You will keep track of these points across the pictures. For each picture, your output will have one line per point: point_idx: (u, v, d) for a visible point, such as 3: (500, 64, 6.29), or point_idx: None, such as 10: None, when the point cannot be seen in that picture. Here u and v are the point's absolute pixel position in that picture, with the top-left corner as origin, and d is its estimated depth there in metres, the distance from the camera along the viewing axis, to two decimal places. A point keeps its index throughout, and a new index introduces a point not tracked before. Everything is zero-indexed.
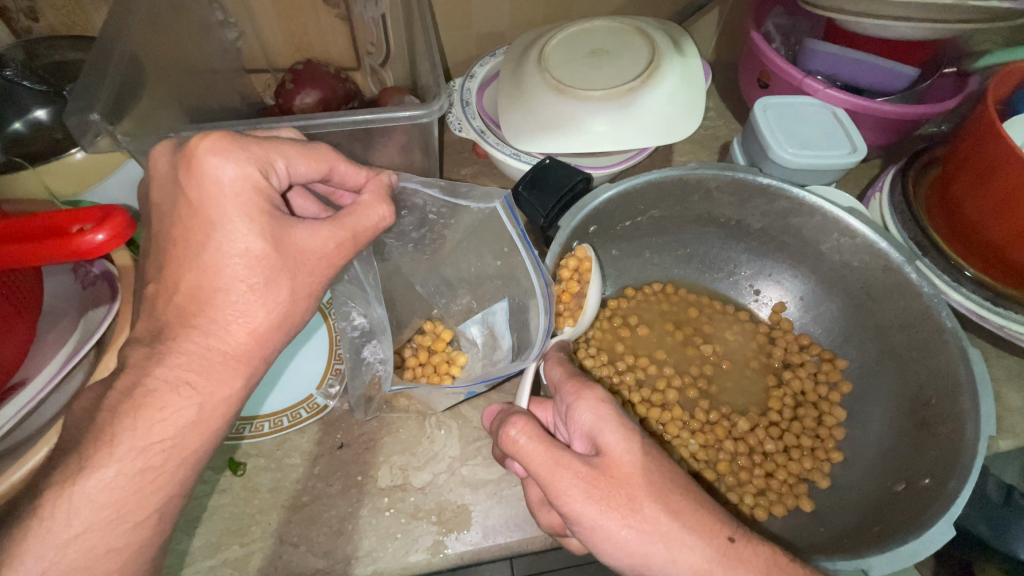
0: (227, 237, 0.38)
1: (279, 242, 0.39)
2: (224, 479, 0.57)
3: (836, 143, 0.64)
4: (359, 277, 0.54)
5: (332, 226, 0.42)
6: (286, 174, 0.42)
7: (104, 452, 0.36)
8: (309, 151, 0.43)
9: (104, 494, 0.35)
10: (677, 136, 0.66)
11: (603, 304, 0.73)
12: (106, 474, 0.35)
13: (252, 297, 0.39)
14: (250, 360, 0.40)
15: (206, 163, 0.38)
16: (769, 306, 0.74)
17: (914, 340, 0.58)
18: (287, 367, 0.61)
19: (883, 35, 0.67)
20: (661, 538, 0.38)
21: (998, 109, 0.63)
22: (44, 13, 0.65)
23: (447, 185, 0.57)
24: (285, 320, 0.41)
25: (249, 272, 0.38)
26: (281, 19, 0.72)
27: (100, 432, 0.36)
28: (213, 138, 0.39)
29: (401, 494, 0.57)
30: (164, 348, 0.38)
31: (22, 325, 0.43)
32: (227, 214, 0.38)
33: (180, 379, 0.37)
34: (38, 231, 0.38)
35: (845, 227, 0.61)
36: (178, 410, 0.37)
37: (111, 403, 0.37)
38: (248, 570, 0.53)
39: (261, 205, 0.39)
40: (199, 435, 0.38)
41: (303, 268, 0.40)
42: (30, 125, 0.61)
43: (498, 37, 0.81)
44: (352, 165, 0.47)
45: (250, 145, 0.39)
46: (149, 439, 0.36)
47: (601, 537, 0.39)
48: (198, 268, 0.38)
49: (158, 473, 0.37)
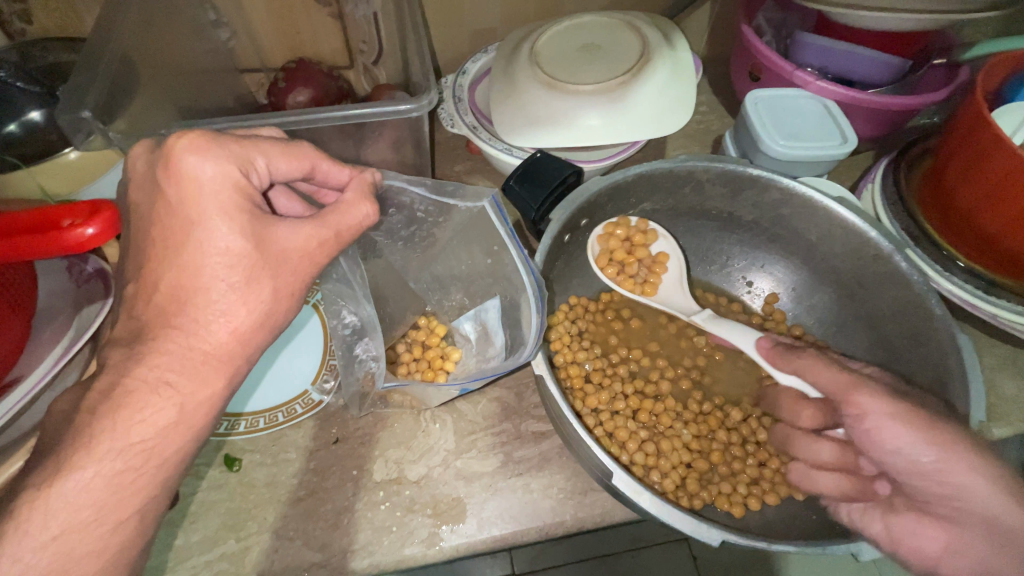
0: (206, 237, 0.38)
1: (259, 239, 0.39)
2: (216, 474, 0.57)
3: (825, 135, 0.65)
4: (347, 276, 0.55)
5: (315, 224, 0.42)
6: (267, 173, 0.42)
7: (84, 454, 0.36)
8: (290, 150, 0.43)
9: (83, 496, 0.35)
10: (672, 127, 0.66)
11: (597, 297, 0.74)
12: (85, 475, 0.35)
13: (233, 296, 0.39)
14: (233, 359, 0.40)
15: (184, 163, 0.38)
16: (762, 297, 0.74)
17: (905, 328, 0.59)
18: (275, 365, 0.62)
19: (868, 26, 0.68)
20: (940, 442, 0.44)
21: (989, 98, 0.64)
22: (37, 15, 0.66)
23: (434, 185, 0.57)
24: (268, 319, 0.41)
25: (229, 271, 0.39)
26: (273, 18, 0.73)
27: (79, 433, 0.36)
28: (190, 139, 0.39)
29: (396, 487, 0.57)
30: (145, 348, 0.38)
31: (17, 321, 0.44)
32: (206, 214, 0.38)
33: (160, 380, 0.38)
34: (25, 227, 0.39)
35: (834, 217, 0.61)
36: (158, 410, 0.37)
37: (91, 404, 0.37)
38: (243, 565, 0.53)
39: (240, 203, 0.39)
40: (181, 435, 0.38)
41: (284, 267, 0.41)
42: (25, 126, 0.59)
43: (490, 34, 0.82)
44: (335, 163, 0.47)
45: (229, 144, 0.40)
46: (129, 440, 0.37)
47: (891, 434, 0.46)
48: (178, 267, 0.38)
49: (138, 474, 0.37)
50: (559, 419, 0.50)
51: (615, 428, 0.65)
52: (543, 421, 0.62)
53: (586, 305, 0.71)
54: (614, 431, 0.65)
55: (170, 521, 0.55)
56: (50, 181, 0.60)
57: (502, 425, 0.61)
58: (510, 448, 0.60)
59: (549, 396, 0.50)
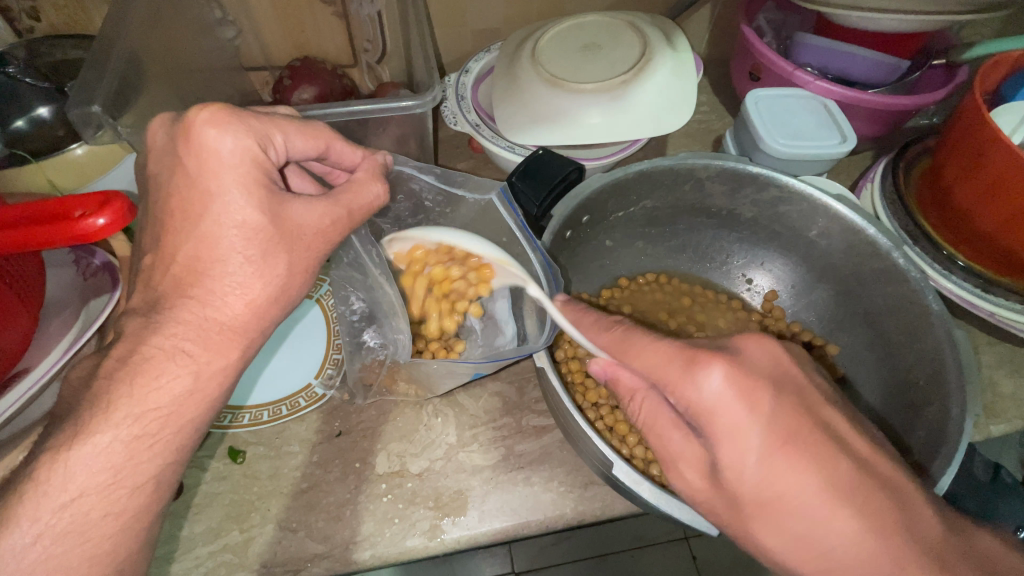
0: (224, 209, 0.39)
1: (275, 216, 0.40)
2: (222, 465, 0.58)
3: (825, 132, 0.65)
4: (362, 254, 0.55)
5: (328, 203, 0.43)
6: (283, 149, 0.42)
7: (101, 418, 0.36)
8: (307, 128, 0.44)
9: (101, 460, 0.36)
10: (668, 128, 0.67)
11: (597, 295, 0.74)
12: (103, 440, 0.36)
13: (249, 269, 0.40)
14: (247, 333, 0.41)
15: (205, 135, 0.39)
16: (762, 295, 0.75)
17: (900, 322, 0.59)
18: (268, 365, 0.63)
19: (870, 27, 0.68)
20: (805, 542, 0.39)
21: (987, 97, 0.65)
22: (46, 14, 0.67)
23: (442, 173, 0.60)
24: (282, 295, 0.42)
25: (247, 244, 0.39)
26: (278, 16, 0.74)
27: (97, 399, 0.37)
28: (211, 110, 0.39)
29: (399, 480, 0.58)
30: (161, 317, 0.39)
31: (25, 314, 0.44)
32: (225, 184, 0.39)
33: (177, 348, 0.38)
34: (40, 215, 0.40)
35: (832, 213, 0.62)
36: (173, 378, 0.38)
37: (107, 371, 0.38)
38: (247, 555, 0.53)
39: (259, 179, 0.40)
40: (195, 405, 0.39)
41: (301, 242, 0.41)
42: (32, 122, 0.61)
43: (493, 34, 0.83)
44: (349, 144, 0.48)
45: (249, 119, 0.40)
46: (145, 407, 0.37)
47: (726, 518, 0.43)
48: (197, 238, 0.39)
49: (154, 442, 0.37)
50: (560, 411, 0.51)
51: (613, 422, 0.65)
52: (544, 416, 0.62)
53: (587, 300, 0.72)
54: (613, 425, 0.65)
55: (175, 512, 0.56)
56: (60, 177, 0.61)
57: (503, 420, 0.62)
58: (511, 441, 0.61)
59: (549, 387, 0.51)
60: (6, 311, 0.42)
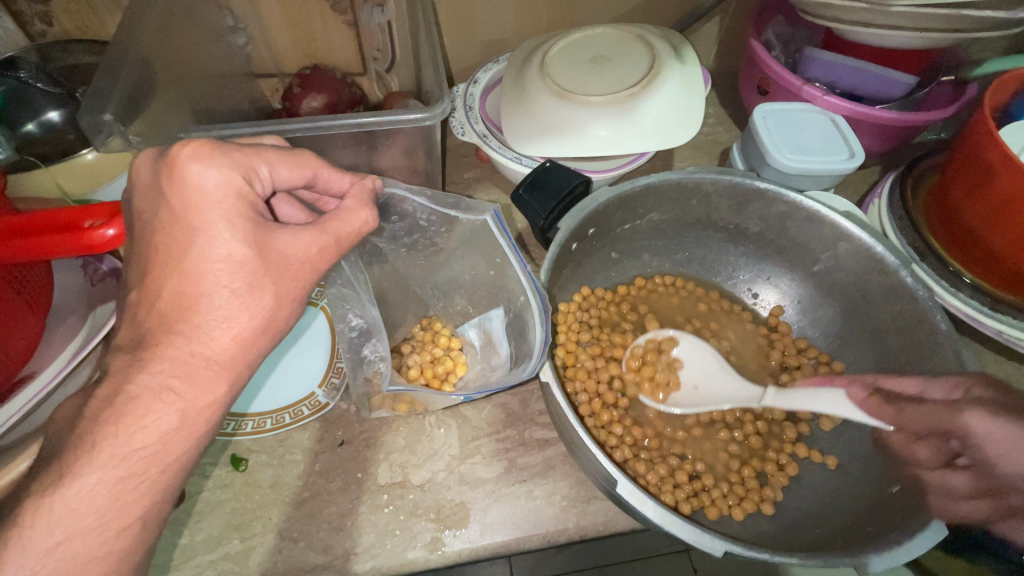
0: (209, 244, 0.38)
1: (260, 246, 0.39)
2: (223, 474, 0.58)
3: (833, 149, 0.65)
4: (350, 280, 0.55)
5: (316, 231, 0.42)
6: (270, 181, 0.42)
7: (86, 459, 0.35)
8: (292, 158, 0.43)
9: (87, 501, 0.35)
10: (677, 140, 0.67)
11: (613, 288, 0.75)
12: (88, 481, 0.35)
13: (235, 302, 0.39)
14: (234, 367, 0.40)
15: (188, 170, 0.38)
16: (767, 309, 0.74)
17: (910, 344, 0.59)
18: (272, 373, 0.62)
19: (878, 43, 0.68)
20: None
21: (995, 116, 0.64)
22: (58, 18, 0.67)
23: (434, 195, 0.57)
24: (269, 326, 0.41)
25: (231, 278, 0.38)
26: (289, 25, 0.74)
27: (83, 439, 0.36)
28: (195, 146, 0.39)
29: (400, 491, 0.57)
30: (146, 354, 0.38)
31: (32, 319, 0.45)
32: (210, 220, 0.38)
33: (162, 386, 0.37)
34: (42, 226, 0.39)
35: (842, 232, 0.62)
36: (160, 417, 0.37)
37: (93, 411, 0.37)
38: (247, 564, 0.53)
39: (244, 212, 0.39)
40: (184, 441, 0.38)
41: (287, 272, 0.41)
42: (42, 126, 0.61)
43: (501, 44, 0.83)
44: (336, 170, 0.47)
45: (233, 152, 0.40)
46: (132, 446, 0.36)
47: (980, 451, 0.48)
48: (181, 273, 0.38)
49: (141, 480, 0.37)
50: (565, 427, 0.50)
51: (613, 422, 0.66)
52: (547, 429, 0.62)
53: (598, 295, 0.72)
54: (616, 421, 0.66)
55: (176, 519, 0.55)
56: (68, 181, 0.63)
57: (505, 432, 0.62)
58: (513, 454, 0.60)
59: (554, 403, 0.50)
60: (16, 315, 0.42)
